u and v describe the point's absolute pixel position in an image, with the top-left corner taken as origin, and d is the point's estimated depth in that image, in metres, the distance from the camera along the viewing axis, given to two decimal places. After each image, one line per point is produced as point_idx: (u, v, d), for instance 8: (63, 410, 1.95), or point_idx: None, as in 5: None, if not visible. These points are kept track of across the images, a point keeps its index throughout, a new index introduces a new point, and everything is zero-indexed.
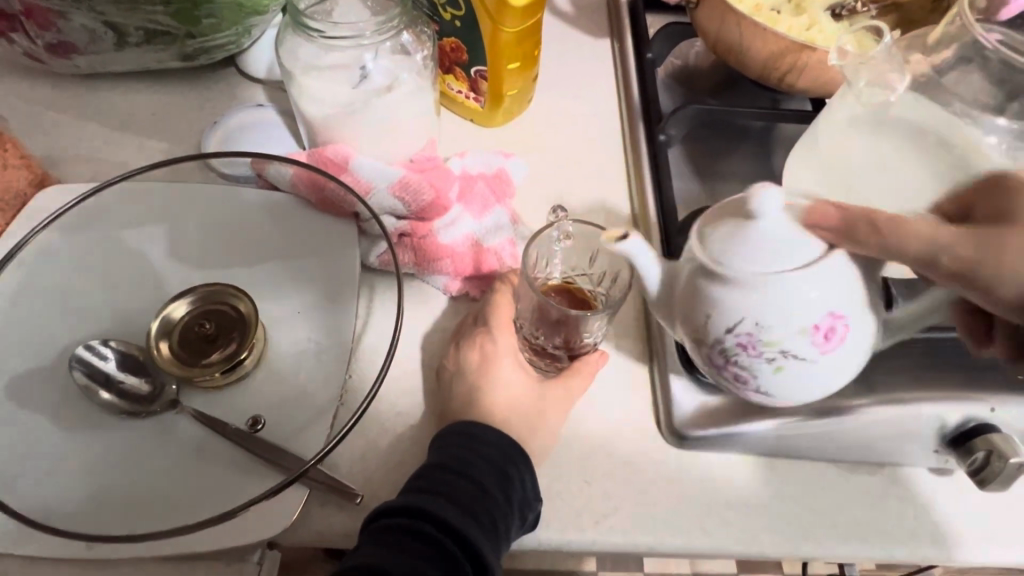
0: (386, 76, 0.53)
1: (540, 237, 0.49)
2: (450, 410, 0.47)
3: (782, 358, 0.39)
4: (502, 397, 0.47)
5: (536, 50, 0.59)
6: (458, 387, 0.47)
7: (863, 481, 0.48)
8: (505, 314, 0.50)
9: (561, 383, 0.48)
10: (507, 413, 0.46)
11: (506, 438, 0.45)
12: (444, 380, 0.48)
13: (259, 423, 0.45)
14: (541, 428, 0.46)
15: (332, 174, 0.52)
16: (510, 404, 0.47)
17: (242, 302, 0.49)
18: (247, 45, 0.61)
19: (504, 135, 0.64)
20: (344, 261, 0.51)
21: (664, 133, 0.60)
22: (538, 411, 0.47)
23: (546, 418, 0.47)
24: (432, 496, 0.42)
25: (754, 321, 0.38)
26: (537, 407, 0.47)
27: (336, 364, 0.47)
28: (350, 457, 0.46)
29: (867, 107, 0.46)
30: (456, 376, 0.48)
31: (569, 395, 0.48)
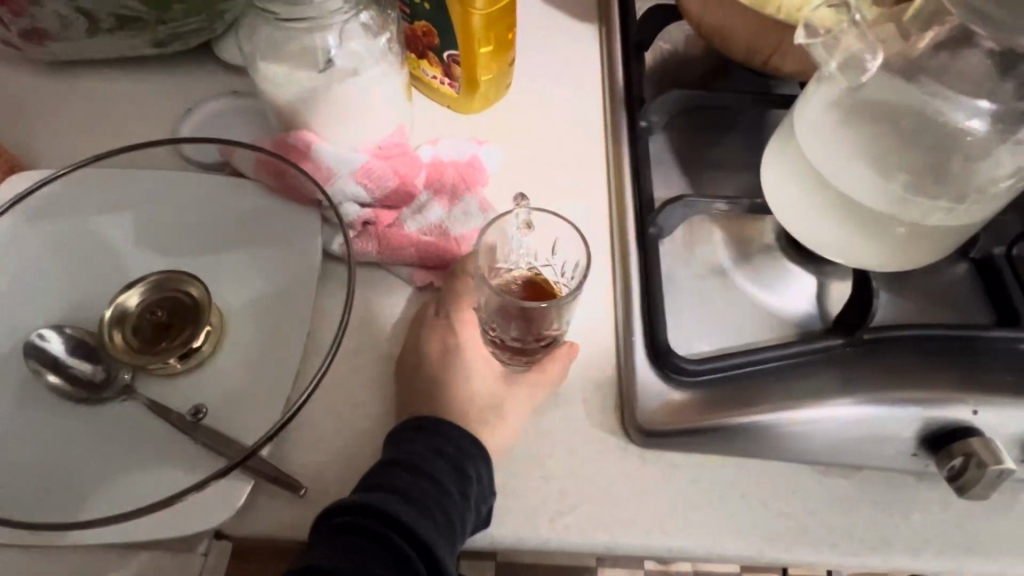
0: (354, 58, 0.51)
1: (498, 225, 0.47)
2: (406, 402, 0.46)
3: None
4: (461, 387, 0.45)
5: (511, 34, 0.57)
6: (415, 379, 0.46)
7: (837, 484, 0.46)
8: (466, 301, 0.48)
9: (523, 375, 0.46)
10: (462, 404, 0.45)
11: (459, 429, 0.43)
12: (401, 370, 0.47)
13: (202, 411, 0.44)
14: (499, 421, 0.45)
15: (294, 161, 0.51)
16: (467, 395, 0.45)
17: (196, 287, 0.49)
18: (221, 32, 0.61)
19: (482, 121, 0.62)
20: (305, 248, 0.50)
21: (644, 120, 0.59)
22: (497, 403, 0.45)
23: (506, 411, 0.45)
24: (383, 494, 0.40)
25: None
26: (495, 399, 0.45)
27: (291, 354, 0.47)
28: (303, 448, 0.45)
29: (845, 90, 0.43)
30: (412, 367, 0.46)
31: (529, 387, 0.46)
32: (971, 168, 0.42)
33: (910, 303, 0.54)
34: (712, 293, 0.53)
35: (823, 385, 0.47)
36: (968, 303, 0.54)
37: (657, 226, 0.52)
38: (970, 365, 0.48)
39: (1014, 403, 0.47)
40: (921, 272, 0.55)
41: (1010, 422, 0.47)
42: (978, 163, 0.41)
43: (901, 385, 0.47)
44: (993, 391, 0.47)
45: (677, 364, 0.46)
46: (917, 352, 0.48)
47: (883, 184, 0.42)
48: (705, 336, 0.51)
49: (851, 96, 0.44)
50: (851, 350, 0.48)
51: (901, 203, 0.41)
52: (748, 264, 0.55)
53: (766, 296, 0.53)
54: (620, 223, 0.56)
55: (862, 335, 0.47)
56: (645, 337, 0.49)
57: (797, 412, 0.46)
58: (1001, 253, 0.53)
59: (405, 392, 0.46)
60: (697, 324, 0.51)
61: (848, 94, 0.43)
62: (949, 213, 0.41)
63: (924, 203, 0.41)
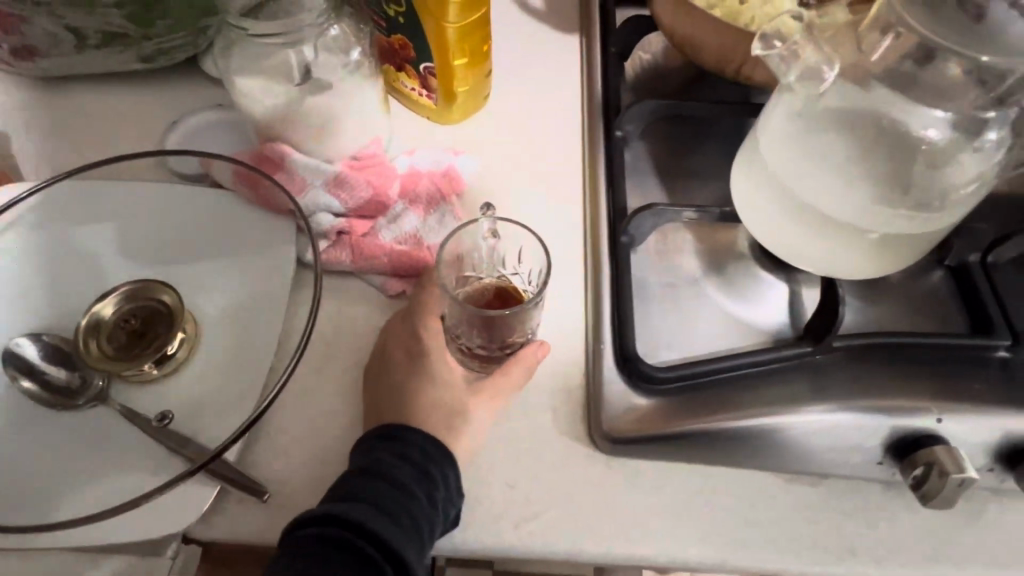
0: (330, 72, 0.52)
1: (464, 232, 0.49)
2: (371, 411, 0.46)
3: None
4: (426, 393, 0.45)
5: (486, 46, 0.58)
6: (382, 386, 0.46)
7: (804, 493, 0.46)
8: (431, 310, 0.48)
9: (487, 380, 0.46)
10: (426, 410, 0.45)
11: (423, 433, 0.44)
12: (370, 378, 0.48)
13: (169, 416, 0.45)
14: (461, 427, 0.45)
15: (268, 173, 0.52)
16: (432, 400, 0.45)
17: (169, 295, 0.50)
18: (205, 46, 0.62)
19: (460, 131, 0.63)
20: (279, 258, 0.51)
21: (620, 130, 0.60)
22: (460, 408, 0.45)
23: (470, 417, 0.45)
24: (348, 502, 0.40)
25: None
26: (458, 403, 0.45)
27: (262, 362, 0.47)
28: (272, 455, 0.46)
29: (805, 100, 0.43)
30: (380, 375, 0.47)
31: (495, 391, 0.46)
32: (932, 175, 0.42)
33: (884, 311, 0.53)
34: (682, 301, 0.53)
35: (792, 393, 0.47)
36: (943, 311, 0.53)
37: (627, 235, 0.53)
38: (942, 374, 0.49)
39: (985, 412, 0.47)
40: (896, 279, 0.55)
41: (980, 433, 0.46)
42: (938, 170, 0.42)
43: (872, 394, 0.47)
44: (964, 399, 0.47)
45: (643, 371, 0.47)
46: (889, 361, 0.49)
47: (840, 193, 0.42)
48: (674, 345, 0.51)
49: (813, 105, 0.43)
50: (819, 357, 0.48)
51: (861, 211, 0.41)
52: (720, 273, 0.55)
53: (738, 307, 0.53)
54: (594, 231, 0.56)
55: (830, 343, 0.48)
56: (614, 346, 0.49)
57: (766, 420, 0.46)
58: (976, 260, 0.53)
59: (372, 400, 0.46)
60: (667, 332, 0.52)
61: (808, 104, 0.43)
62: (915, 221, 0.41)
63: (887, 211, 0.41)
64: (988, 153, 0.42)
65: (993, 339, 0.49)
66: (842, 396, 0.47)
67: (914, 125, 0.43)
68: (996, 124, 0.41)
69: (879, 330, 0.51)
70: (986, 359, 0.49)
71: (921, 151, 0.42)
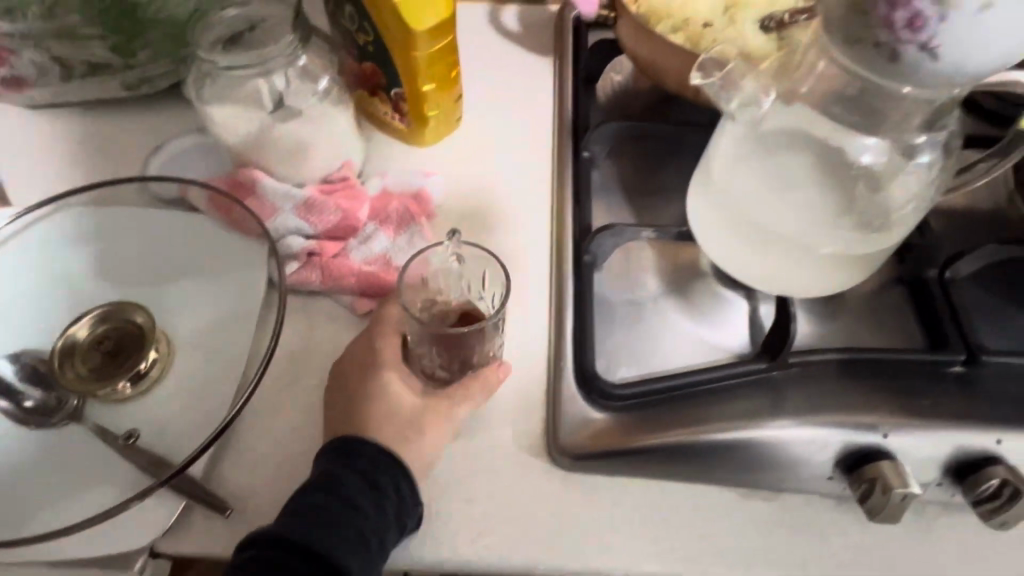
0: (302, 99, 0.55)
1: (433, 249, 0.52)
2: (330, 428, 0.47)
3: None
4: (382, 407, 0.47)
5: (454, 71, 0.60)
6: (340, 401, 0.48)
7: (757, 507, 0.47)
8: (390, 325, 0.50)
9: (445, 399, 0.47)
10: (381, 424, 0.46)
11: (381, 448, 0.45)
12: (329, 393, 0.49)
13: (136, 434, 0.47)
14: (417, 444, 0.46)
15: (241, 198, 0.55)
16: (388, 415, 0.46)
17: (141, 315, 0.52)
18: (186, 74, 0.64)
19: (433, 152, 0.64)
20: (250, 279, 0.53)
21: (587, 150, 0.61)
22: (415, 424, 0.46)
23: (426, 433, 0.46)
24: (299, 517, 0.42)
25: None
26: (413, 418, 0.47)
27: (230, 382, 0.49)
28: (237, 471, 0.47)
29: (748, 123, 0.44)
30: (338, 392, 0.48)
31: (450, 406, 0.47)
32: (874, 196, 0.43)
33: (844, 327, 0.54)
34: (642, 319, 0.55)
35: (748, 407, 0.48)
36: (902, 327, 0.54)
37: (591, 255, 0.55)
38: (899, 387, 0.49)
39: (942, 426, 0.47)
40: (855, 296, 0.56)
41: (934, 448, 0.47)
42: (879, 193, 0.43)
43: (829, 409, 0.47)
44: (921, 412, 0.47)
45: (603, 390, 0.48)
46: (850, 375, 0.49)
47: (781, 215, 0.43)
48: (632, 363, 0.52)
49: (754, 130, 0.45)
50: (775, 373, 0.49)
51: (806, 233, 0.43)
52: (682, 291, 0.56)
53: (700, 327, 0.54)
54: (559, 249, 0.57)
55: (785, 359, 0.49)
56: (574, 363, 0.50)
57: (724, 437, 0.47)
58: (935, 276, 0.54)
59: (333, 418, 0.47)
60: (627, 350, 0.53)
61: (749, 129, 0.45)
62: (854, 240, 0.42)
63: (826, 231, 0.43)
64: (923, 175, 0.42)
65: (947, 354, 0.49)
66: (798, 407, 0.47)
67: (851, 148, 0.43)
68: (926, 148, 0.42)
69: (842, 346, 0.52)
70: (943, 373, 0.50)
71: (855, 175, 0.43)
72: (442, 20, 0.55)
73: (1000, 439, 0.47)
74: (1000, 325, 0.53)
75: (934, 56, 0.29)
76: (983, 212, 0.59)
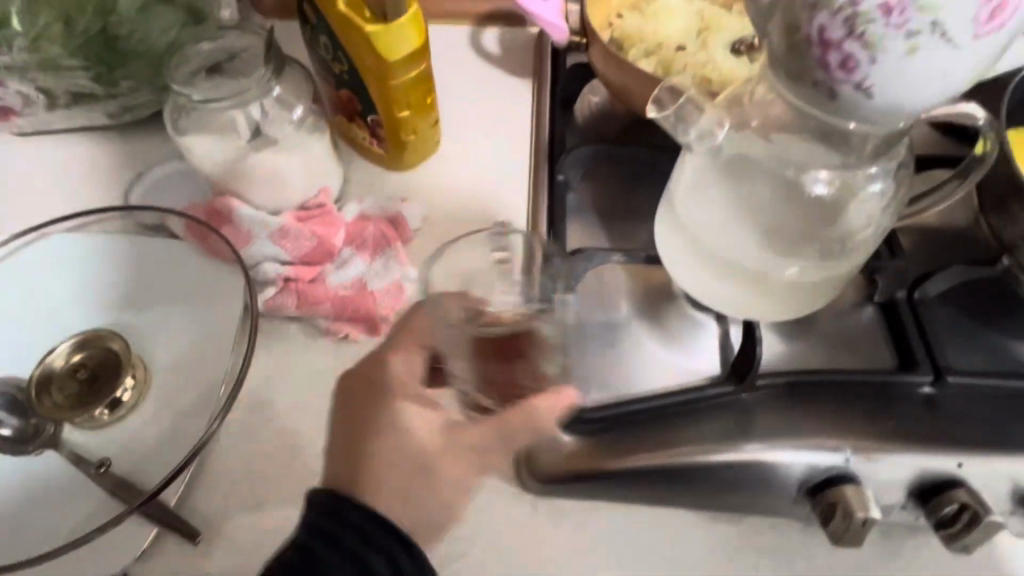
0: (279, 128, 0.56)
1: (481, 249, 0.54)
2: (343, 467, 0.44)
3: (927, 32, 0.27)
4: (405, 441, 0.45)
5: (430, 98, 0.61)
6: (355, 430, 0.46)
7: (720, 529, 0.48)
8: (413, 337, 0.49)
9: (479, 430, 0.46)
10: (401, 458, 0.44)
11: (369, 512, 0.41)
12: (339, 425, 0.47)
13: (107, 463, 0.48)
14: (439, 478, 0.45)
15: (216, 226, 0.55)
16: (412, 449, 0.45)
17: (117, 341, 0.53)
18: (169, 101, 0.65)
19: (410, 176, 0.65)
20: (226, 306, 0.54)
21: (562, 173, 0.62)
22: (433, 463, 0.45)
23: (448, 469, 0.45)
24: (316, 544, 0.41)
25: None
26: (439, 452, 0.45)
27: (204, 409, 0.50)
28: (211, 497, 0.49)
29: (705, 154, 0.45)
30: (353, 421, 0.46)
31: (477, 439, 0.46)
32: (830, 223, 0.43)
33: (814, 347, 0.55)
34: (615, 342, 0.55)
35: (717, 429, 0.48)
36: (872, 347, 0.55)
37: (564, 279, 0.55)
38: (872, 407, 0.49)
39: (908, 449, 0.47)
40: (826, 316, 0.56)
41: (896, 469, 0.47)
42: (834, 220, 0.43)
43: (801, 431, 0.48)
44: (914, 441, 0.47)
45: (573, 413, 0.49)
46: (838, 403, 0.49)
47: (739, 247, 0.44)
48: (603, 386, 0.53)
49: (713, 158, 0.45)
50: (744, 396, 0.49)
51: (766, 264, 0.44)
52: (655, 314, 0.57)
53: (671, 355, 0.55)
54: None
55: (753, 382, 0.49)
56: None
57: (694, 461, 0.47)
58: (903, 297, 0.55)
59: (337, 451, 0.45)
60: (599, 373, 0.53)
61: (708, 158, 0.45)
62: (814, 268, 0.43)
63: (786, 261, 0.43)
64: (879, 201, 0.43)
65: (915, 375, 0.50)
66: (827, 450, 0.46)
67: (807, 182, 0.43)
68: (878, 178, 0.42)
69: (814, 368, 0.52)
70: (912, 393, 0.50)
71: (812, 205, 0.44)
72: (415, 51, 0.56)
73: (962, 463, 0.47)
74: (970, 343, 0.54)
75: (869, 94, 0.30)
76: (953, 229, 0.60)
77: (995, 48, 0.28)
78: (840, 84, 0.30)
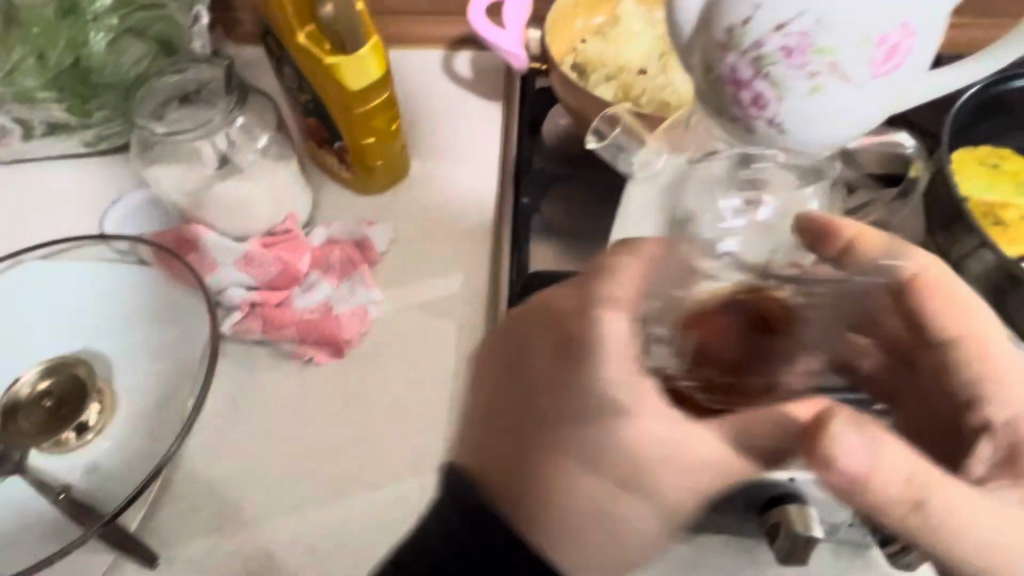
0: (244, 157, 0.58)
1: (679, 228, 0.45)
2: (490, 456, 0.39)
3: (825, 74, 0.29)
4: (636, 439, 0.37)
5: (395, 123, 0.62)
6: (534, 417, 0.38)
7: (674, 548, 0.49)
8: (620, 292, 0.38)
9: (694, 436, 0.38)
10: (615, 459, 0.37)
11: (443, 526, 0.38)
12: (510, 407, 0.39)
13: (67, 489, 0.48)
14: (651, 481, 0.37)
15: (183, 253, 0.57)
16: (654, 442, 0.37)
17: (83, 368, 0.55)
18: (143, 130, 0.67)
19: (380, 199, 0.66)
20: (193, 331, 0.55)
21: (526, 199, 0.64)
22: (640, 475, 0.37)
23: (663, 479, 0.38)
24: (461, 532, 0.37)
25: (816, 14, 0.28)
26: (668, 443, 0.37)
27: (167, 434, 0.51)
28: (174, 519, 0.50)
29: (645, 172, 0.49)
30: (557, 414, 0.37)
31: (689, 447, 0.37)
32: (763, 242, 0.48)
33: None
34: None
35: None
36: None
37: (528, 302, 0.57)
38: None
39: None
40: None
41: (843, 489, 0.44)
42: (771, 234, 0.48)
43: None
44: (986, 468, 0.38)
45: None
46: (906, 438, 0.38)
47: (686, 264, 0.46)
48: None
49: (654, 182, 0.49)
50: None
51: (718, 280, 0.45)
52: None
53: None
54: (497, 294, 0.59)
55: None
56: None
57: None
58: None
59: (495, 431, 0.39)
60: None
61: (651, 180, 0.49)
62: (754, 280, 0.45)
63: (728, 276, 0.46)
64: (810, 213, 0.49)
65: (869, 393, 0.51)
66: (987, 491, 0.36)
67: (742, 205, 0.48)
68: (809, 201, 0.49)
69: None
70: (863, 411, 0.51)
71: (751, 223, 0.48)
72: (375, 80, 0.57)
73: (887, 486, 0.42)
74: None
75: (783, 130, 0.31)
76: None
77: (895, 88, 0.30)
78: (754, 120, 0.31)
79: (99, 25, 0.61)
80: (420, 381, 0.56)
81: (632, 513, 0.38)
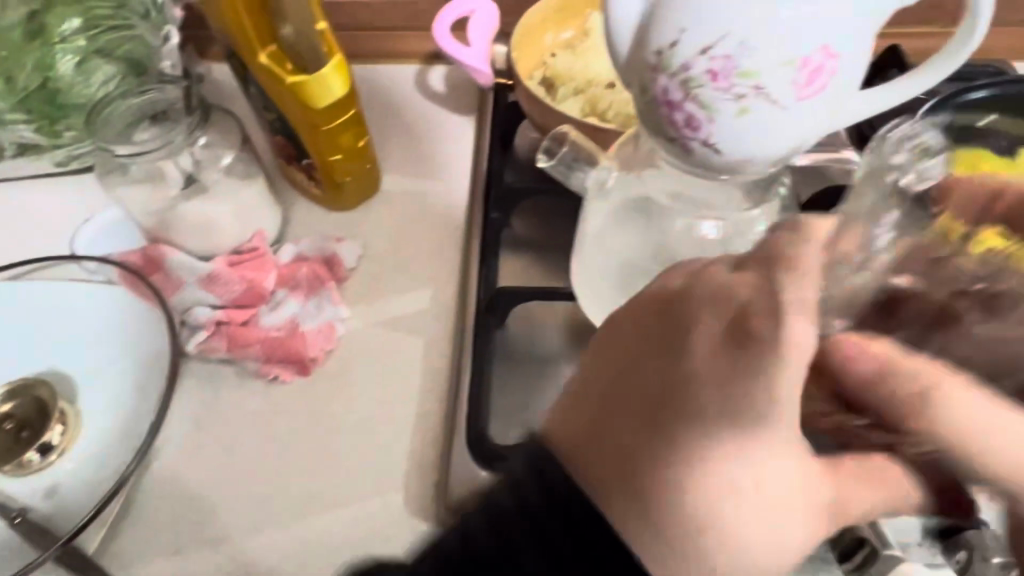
0: (210, 175, 0.59)
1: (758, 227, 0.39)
2: (616, 462, 0.36)
3: (752, 95, 0.31)
4: (756, 474, 0.34)
5: (362, 140, 0.62)
6: (683, 433, 0.35)
7: None
8: (803, 281, 0.34)
9: (833, 484, 0.37)
10: (737, 492, 0.34)
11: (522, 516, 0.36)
12: (631, 400, 0.37)
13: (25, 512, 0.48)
14: (773, 528, 0.35)
15: (148, 272, 0.57)
16: (780, 499, 0.35)
17: (46, 389, 0.55)
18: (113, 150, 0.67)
19: (350, 215, 0.66)
20: (157, 351, 0.55)
21: (496, 212, 0.63)
22: (793, 520, 0.35)
23: (801, 529, 0.36)
24: (524, 525, 0.36)
25: (737, 40, 0.30)
26: (803, 496, 0.36)
27: (129, 454, 0.51)
28: (134, 540, 0.50)
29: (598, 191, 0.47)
30: (702, 425, 0.35)
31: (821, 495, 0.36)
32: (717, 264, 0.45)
33: None
34: (541, 378, 0.55)
35: None
36: None
37: (496, 316, 0.56)
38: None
39: None
40: None
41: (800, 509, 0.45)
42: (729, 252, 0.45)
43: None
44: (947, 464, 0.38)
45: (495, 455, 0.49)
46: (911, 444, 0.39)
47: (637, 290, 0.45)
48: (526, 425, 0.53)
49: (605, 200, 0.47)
50: None
51: None
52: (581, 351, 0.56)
53: None
54: (465, 310, 0.59)
55: None
56: (468, 428, 0.51)
57: None
58: None
59: (620, 422, 0.37)
60: (520, 407, 0.54)
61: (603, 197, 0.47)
62: None
63: None
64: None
65: None
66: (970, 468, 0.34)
67: (697, 230, 0.45)
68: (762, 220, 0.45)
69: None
70: None
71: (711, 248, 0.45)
72: (341, 98, 0.57)
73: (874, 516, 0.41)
74: None
75: (717, 149, 0.33)
76: None
77: (823, 108, 0.32)
78: (689, 141, 0.33)
79: (67, 48, 0.61)
80: (386, 397, 0.55)
81: (735, 528, 0.35)
